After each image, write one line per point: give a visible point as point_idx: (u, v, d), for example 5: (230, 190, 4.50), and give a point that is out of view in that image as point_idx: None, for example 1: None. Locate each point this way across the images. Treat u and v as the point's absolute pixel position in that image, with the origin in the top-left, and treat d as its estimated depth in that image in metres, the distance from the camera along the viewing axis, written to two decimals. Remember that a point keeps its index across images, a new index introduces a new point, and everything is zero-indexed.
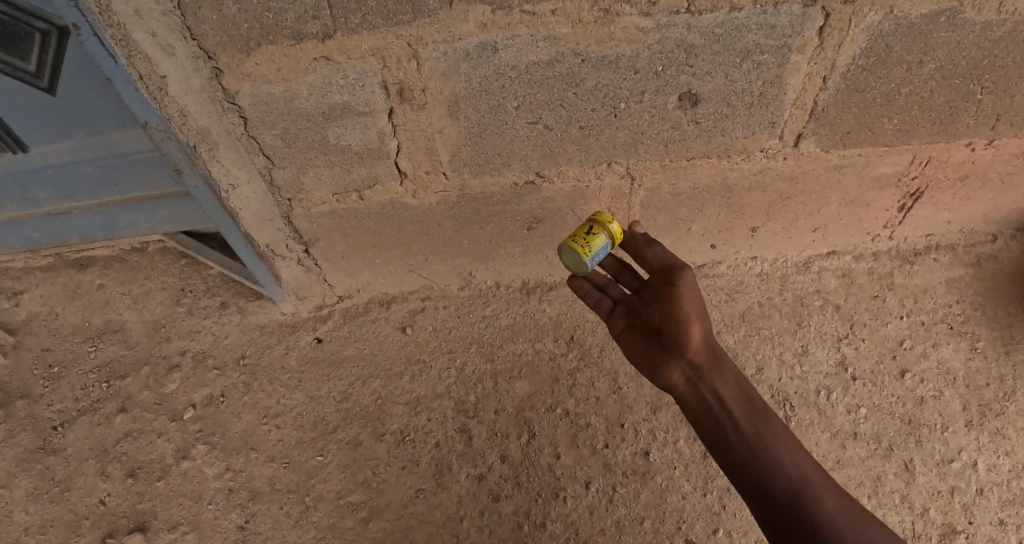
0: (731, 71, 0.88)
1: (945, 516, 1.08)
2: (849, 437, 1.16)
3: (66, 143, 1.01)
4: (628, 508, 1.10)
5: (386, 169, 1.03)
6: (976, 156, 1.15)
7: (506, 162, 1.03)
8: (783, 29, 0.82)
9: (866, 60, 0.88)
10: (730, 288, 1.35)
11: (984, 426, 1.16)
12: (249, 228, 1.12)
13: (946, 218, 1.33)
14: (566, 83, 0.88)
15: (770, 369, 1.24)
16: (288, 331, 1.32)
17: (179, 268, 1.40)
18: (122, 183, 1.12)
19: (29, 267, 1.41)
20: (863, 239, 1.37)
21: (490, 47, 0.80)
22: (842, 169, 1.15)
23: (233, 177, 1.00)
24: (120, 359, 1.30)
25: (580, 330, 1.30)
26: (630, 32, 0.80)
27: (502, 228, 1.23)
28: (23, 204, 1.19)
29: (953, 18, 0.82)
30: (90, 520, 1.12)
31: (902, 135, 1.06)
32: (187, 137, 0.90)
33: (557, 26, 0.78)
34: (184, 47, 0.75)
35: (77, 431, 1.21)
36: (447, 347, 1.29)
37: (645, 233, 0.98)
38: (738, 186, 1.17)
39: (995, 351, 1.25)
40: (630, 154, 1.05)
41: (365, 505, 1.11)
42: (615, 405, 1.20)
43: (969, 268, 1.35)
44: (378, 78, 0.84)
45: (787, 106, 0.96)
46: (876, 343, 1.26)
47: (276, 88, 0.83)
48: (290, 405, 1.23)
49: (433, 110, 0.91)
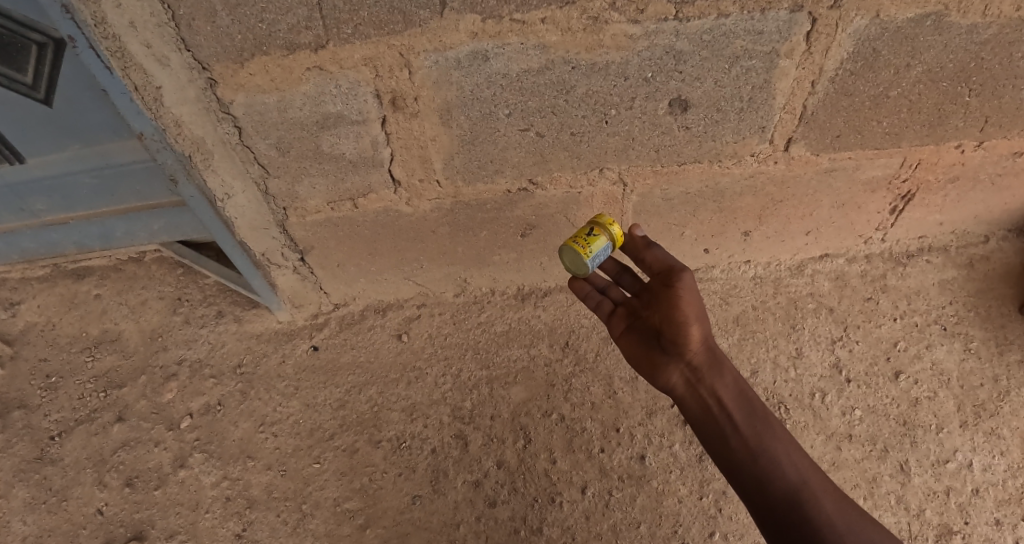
0: (721, 77, 0.89)
1: (940, 516, 1.08)
2: (845, 439, 1.16)
3: (62, 153, 1.02)
4: (624, 512, 1.10)
5: (380, 178, 1.04)
6: (966, 158, 1.16)
7: (499, 169, 1.04)
8: (771, 35, 0.83)
9: (854, 64, 0.89)
10: (724, 292, 1.36)
11: (978, 426, 1.17)
12: (245, 237, 1.13)
13: (937, 220, 1.34)
14: (557, 91, 0.89)
15: (765, 372, 1.24)
16: (284, 339, 1.33)
17: (176, 277, 1.41)
18: (119, 193, 1.13)
19: (27, 278, 1.42)
20: (856, 242, 1.37)
21: (481, 55, 0.81)
22: (832, 173, 1.15)
23: (228, 186, 1.00)
24: (118, 368, 1.30)
25: (575, 335, 1.31)
26: (619, 39, 0.81)
27: (496, 235, 1.23)
28: (21, 215, 1.20)
29: (939, 21, 0.83)
30: (88, 529, 1.12)
31: (892, 138, 1.07)
32: (183, 147, 0.91)
33: (547, 34, 0.79)
34: (178, 58, 0.76)
35: (74, 441, 1.22)
36: (443, 353, 1.29)
37: (645, 236, 0.98)
38: (730, 191, 1.18)
39: (988, 352, 1.25)
40: (621, 159, 1.06)
41: (363, 512, 1.11)
42: (611, 410, 1.20)
43: (962, 270, 1.36)
44: (371, 87, 0.85)
45: (776, 110, 0.97)
46: (870, 346, 1.27)
47: (270, 98, 0.83)
48: (287, 413, 1.23)
49: (425, 118, 0.92)
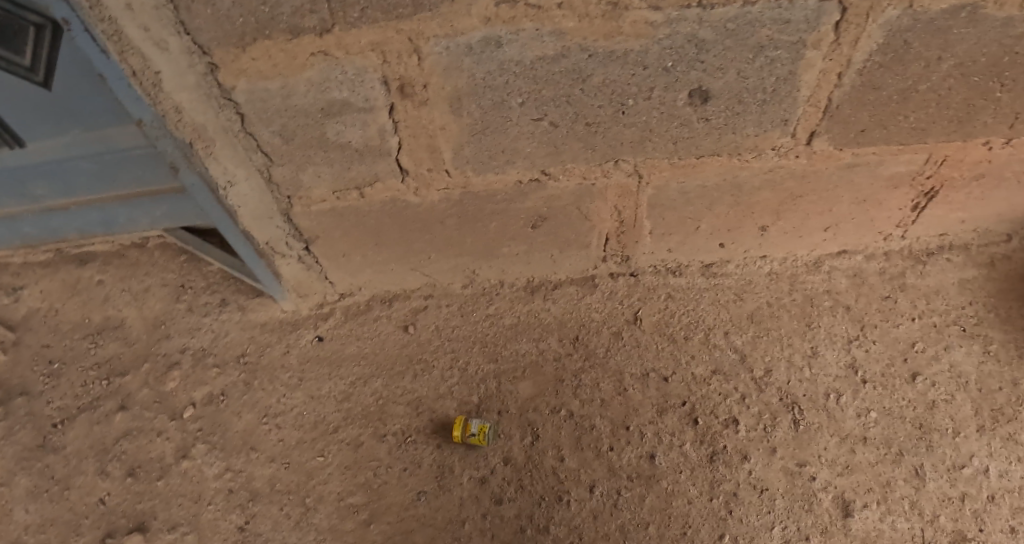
0: (743, 67, 0.85)
1: (955, 523, 1.05)
2: (859, 441, 1.14)
3: (62, 139, 1.00)
4: (632, 513, 1.08)
5: (387, 167, 1.00)
6: (993, 155, 1.12)
7: (511, 159, 1.01)
8: (798, 24, 0.78)
9: (884, 56, 0.85)
10: (738, 288, 1.33)
11: (996, 431, 1.14)
12: (247, 226, 1.10)
13: (959, 218, 1.30)
14: (572, 79, 0.85)
15: (779, 371, 1.22)
16: (289, 329, 1.31)
17: (179, 264, 1.39)
18: (120, 179, 1.10)
19: (29, 263, 1.40)
20: (875, 239, 1.33)
21: (494, 41, 0.77)
22: (855, 168, 1.11)
23: (230, 173, 0.97)
24: (120, 356, 1.29)
25: (585, 330, 1.28)
26: (639, 26, 0.77)
27: (506, 226, 1.20)
28: (21, 200, 1.18)
29: (975, 13, 0.78)
30: (90, 519, 1.11)
31: (918, 133, 1.03)
32: (183, 133, 0.88)
33: (563, 21, 0.75)
34: (177, 42, 0.73)
35: (76, 429, 1.21)
36: (450, 346, 1.27)
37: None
38: (747, 185, 1.14)
39: (1008, 355, 1.21)
40: (637, 152, 1.03)
41: (367, 507, 1.10)
42: (620, 407, 1.18)
43: (983, 269, 1.32)
44: (378, 73, 0.81)
45: (800, 103, 0.93)
46: (887, 345, 1.24)
47: (272, 84, 0.80)
48: (291, 404, 1.21)
49: (435, 107, 0.88)
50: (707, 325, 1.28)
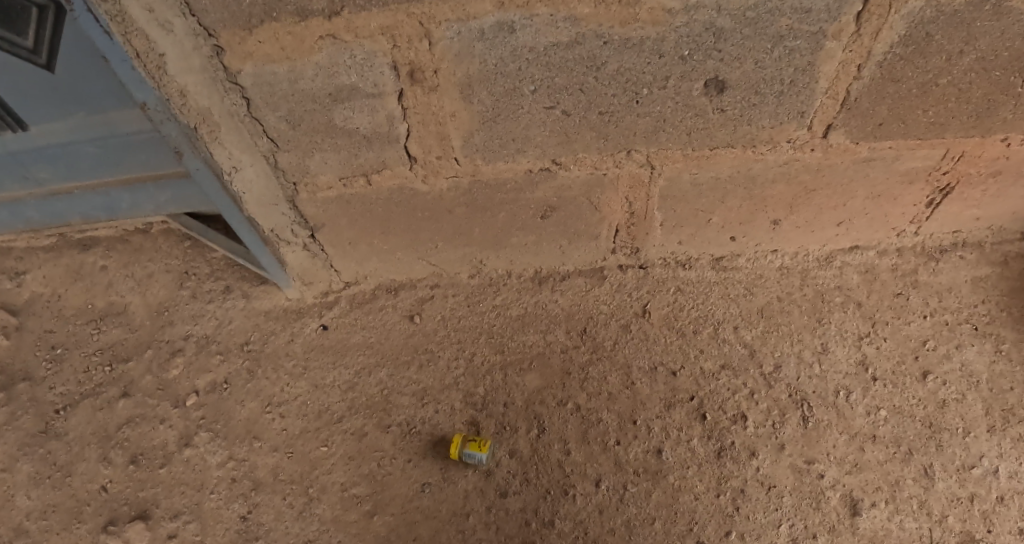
0: (761, 57, 0.83)
1: (963, 524, 1.04)
2: (868, 440, 1.13)
3: (65, 123, 0.98)
4: (638, 508, 1.07)
5: (396, 154, 0.99)
6: (1011, 151, 1.09)
7: (522, 148, 0.99)
8: (819, 14, 0.76)
9: (905, 48, 0.83)
10: (748, 282, 1.31)
11: (1007, 432, 1.12)
12: (253, 212, 1.09)
13: (974, 215, 1.28)
14: (586, 67, 0.83)
15: (788, 367, 1.21)
16: (293, 317, 1.30)
17: (183, 250, 1.37)
18: (124, 164, 1.08)
19: (31, 247, 1.38)
20: (888, 235, 1.32)
21: (507, 27, 0.75)
22: (871, 162, 1.10)
23: (235, 159, 0.96)
24: (123, 342, 1.28)
25: (593, 323, 1.27)
26: (656, 13, 0.75)
27: (514, 217, 1.18)
28: (24, 184, 1.16)
29: (999, 6, 0.75)
30: (92, 506, 1.11)
31: (936, 128, 1.01)
32: (188, 118, 0.86)
33: (579, 6, 0.73)
34: (183, 23, 0.71)
35: (79, 416, 1.20)
36: (456, 337, 1.26)
37: None
38: (761, 178, 1.12)
39: (1021, 354, 1.20)
40: (650, 142, 1.01)
41: (370, 498, 1.09)
42: (628, 401, 1.17)
43: (997, 267, 1.30)
44: (388, 58, 0.79)
45: (818, 95, 0.91)
46: (898, 343, 1.23)
47: (280, 68, 0.78)
48: (295, 393, 1.21)
49: (445, 93, 0.86)
50: (716, 319, 1.26)
